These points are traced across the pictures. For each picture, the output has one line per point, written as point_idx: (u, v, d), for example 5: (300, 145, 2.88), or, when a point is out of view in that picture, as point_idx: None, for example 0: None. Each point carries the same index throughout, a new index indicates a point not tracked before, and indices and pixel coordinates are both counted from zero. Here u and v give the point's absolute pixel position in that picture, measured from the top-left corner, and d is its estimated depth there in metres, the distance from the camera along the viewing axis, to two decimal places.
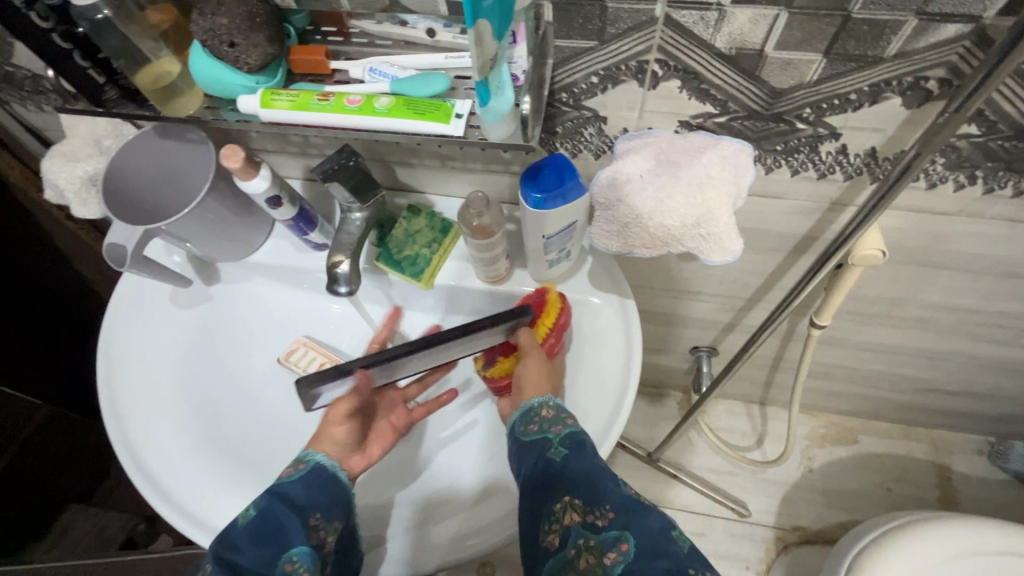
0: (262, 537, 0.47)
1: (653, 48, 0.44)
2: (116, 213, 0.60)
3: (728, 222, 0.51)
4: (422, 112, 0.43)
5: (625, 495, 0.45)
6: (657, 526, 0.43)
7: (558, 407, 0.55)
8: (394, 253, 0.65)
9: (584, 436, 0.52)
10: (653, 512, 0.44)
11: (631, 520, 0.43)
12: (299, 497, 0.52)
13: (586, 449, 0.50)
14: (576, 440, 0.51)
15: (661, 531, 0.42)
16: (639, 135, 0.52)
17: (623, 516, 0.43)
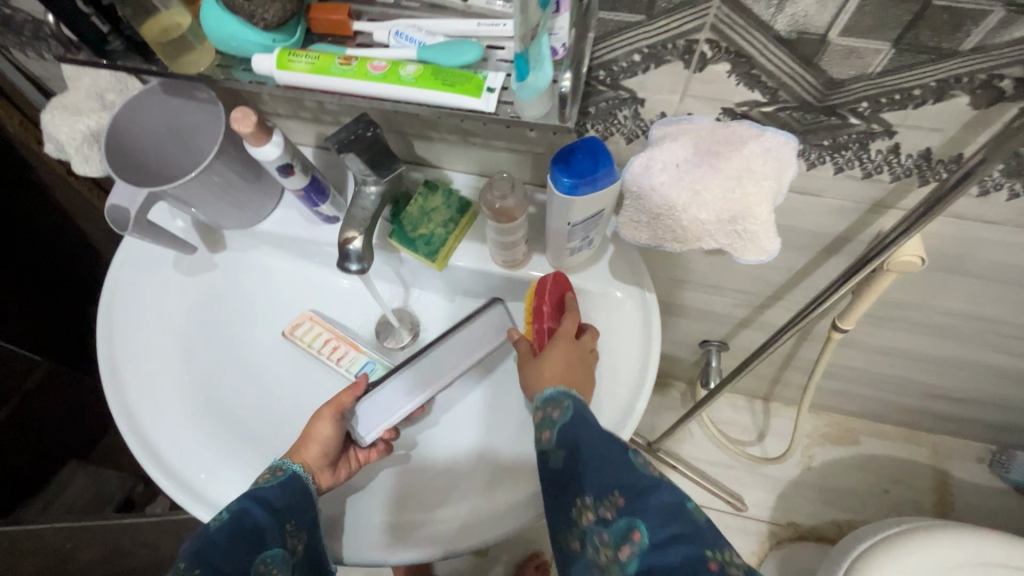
0: (239, 535, 0.45)
1: (705, 26, 0.40)
2: (118, 172, 0.57)
3: (766, 220, 0.49)
4: (453, 84, 0.40)
5: (633, 473, 0.44)
6: (667, 504, 0.42)
7: (546, 400, 0.52)
8: (408, 230, 0.63)
9: (588, 414, 0.50)
10: (662, 487, 0.43)
11: (638, 505, 0.42)
12: (281, 495, 0.51)
13: (587, 426, 0.48)
14: (578, 418, 0.49)
15: (672, 509, 0.42)
16: (678, 121, 0.49)
17: (631, 503, 0.42)
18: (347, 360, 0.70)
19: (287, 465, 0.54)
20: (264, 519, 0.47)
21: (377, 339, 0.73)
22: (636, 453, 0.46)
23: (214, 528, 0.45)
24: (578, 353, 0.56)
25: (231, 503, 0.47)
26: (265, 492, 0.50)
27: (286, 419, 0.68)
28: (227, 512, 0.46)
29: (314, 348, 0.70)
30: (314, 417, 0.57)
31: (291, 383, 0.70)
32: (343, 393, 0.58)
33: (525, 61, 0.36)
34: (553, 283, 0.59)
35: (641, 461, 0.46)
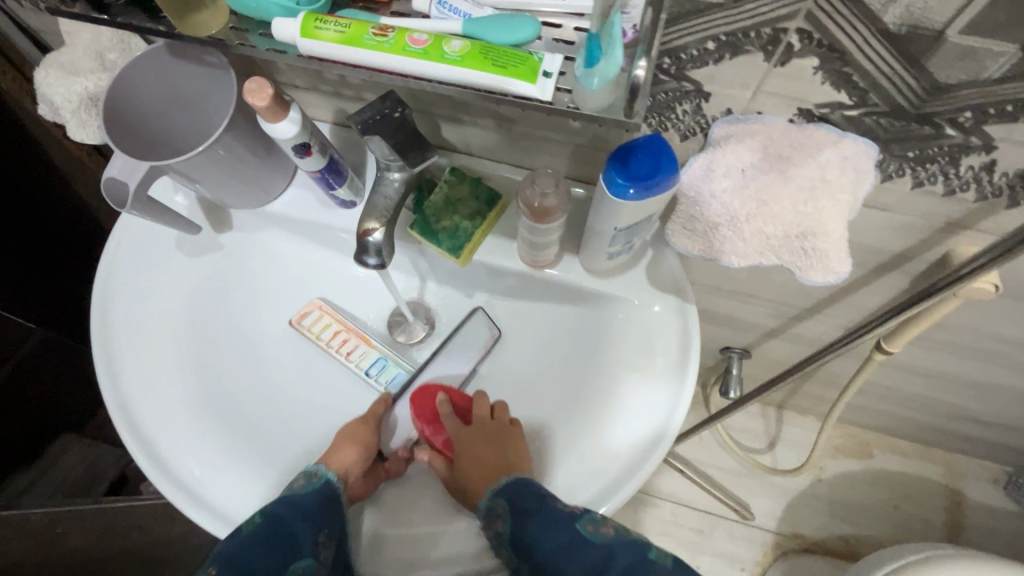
0: (269, 544, 0.46)
1: (800, 13, 0.35)
2: (117, 142, 0.51)
3: (839, 240, 0.44)
4: (504, 65, 0.34)
5: (587, 548, 0.46)
6: (626, 568, 0.45)
7: (485, 513, 0.53)
8: (431, 222, 0.58)
9: (523, 505, 0.51)
10: (616, 551, 0.46)
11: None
12: (315, 504, 0.51)
13: (534, 515, 0.50)
14: (521, 519, 0.50)
15: (636, 567, 0.45)
16: (744, 120, 0.44)
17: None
18: (357, 355, 0.66)
19: (322, 470, 0.54)
20: (298, 525, 0.48)
21: (389, 333, 0.69)
22: (585, 519, 0.48)
23: (245, 534, 0.47)
24: (481, 435, 0.57)
25: (265, 509, 0.49)
26: (297, 500, 0.50)
27: (291, 414, 0.64)
28: (260, 517, 0.48)
29: (323, 341, 0.66)
30: (352, 421, 0.60)
31: (298, 378, 0.66)
32: (376, 404, 0.62)
33: (601, 42, 0.32)
34: (420, 399, 0.61)
35: (592, 529, 0.47)
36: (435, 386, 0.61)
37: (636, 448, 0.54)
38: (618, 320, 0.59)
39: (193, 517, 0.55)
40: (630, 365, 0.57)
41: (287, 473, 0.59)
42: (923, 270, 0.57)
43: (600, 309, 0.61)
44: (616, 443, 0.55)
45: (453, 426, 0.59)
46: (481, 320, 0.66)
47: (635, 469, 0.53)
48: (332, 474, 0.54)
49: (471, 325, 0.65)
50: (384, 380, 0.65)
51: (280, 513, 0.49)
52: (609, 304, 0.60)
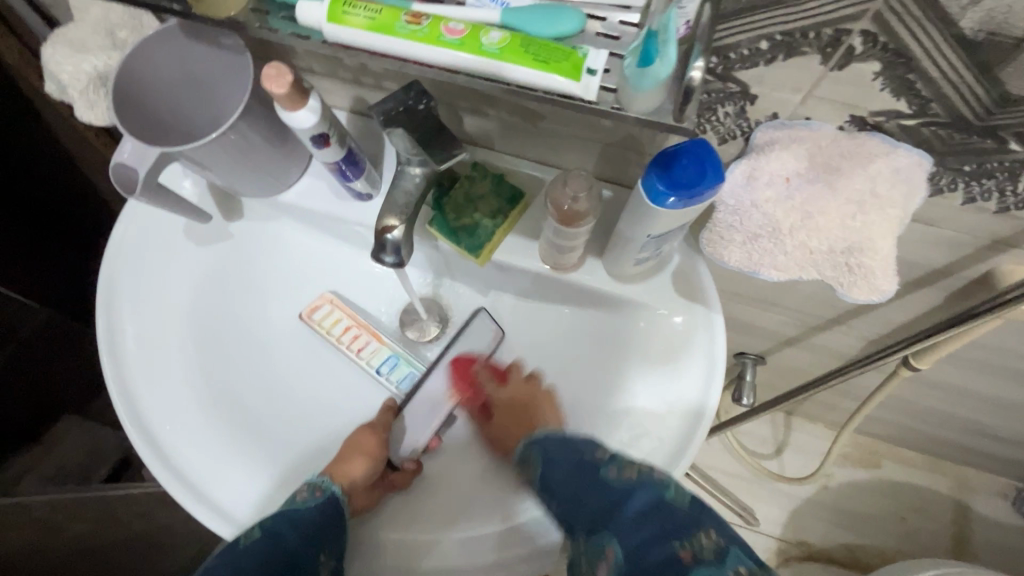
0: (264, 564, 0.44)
1: (867, 14, 0.32)
2: (126, 125, 0.49)
3: (887, 256, 0.44)
4: (546, 60, 0.32)
5: (606, 491, 0.45)
6: (640, 512, 0.43)
7: (522, 459, 0.53)
8: (451, 219, 0.56)
9: (551, 454, 0.50)
10: (634, 492, 0.44)
11: (614, 524, 0.44)
12: (315, 521, 0.48)
13: (559, 463, 0.49)
14: (548, 463, 0.49)
15: (646, 512, 0.42)
16: (791, 126, 0.41)
17: (605, 524, 0.44)
18: (368, 352, 0.64)
19: (327, 483, 0.51)
20: (298, 542, 0.46)
21: (401, 330, 0.67)
22: (609, 465, 0.47)
23: (242, 550, 0.45)
24: (523, 394, 0.58)
25: (263, 521, 0.47)
26: (297, 516, 0.48)
27: (299, 411, 0.62)
28: (259, 531, 0.46)
29: (333, 336, 0.64)
30: (359, 429, 0.57)
31: (306, 374, 0.64)
32: (384, 412, 0.58)
33: (661, 40, 0.30)
34: (457, 371, 0.59)
35: (615, 473, 0.46)
36: (473, 351, 0.60)
37: (679, 428, 0.54)
38: (639, 328, 0.58)
39: (198, 516, 0.53)
40: (653, 358, 0.56)
41: (295, 472, 0.58)
42: (962, 287, 0.55)
43: (621, 315, 0.59)
44: (651, 428, 0.54)
45: (491, 388, 0.59)
46: (484, 321, 0.62)
47: (681, 450, 0.52)
48: (336, 486, 0.51)
49: (474, 327, 0.61)
50: (395, 380, 0.63)
51: (278, 530, 0.46)
52: (628, 310, 0.58)
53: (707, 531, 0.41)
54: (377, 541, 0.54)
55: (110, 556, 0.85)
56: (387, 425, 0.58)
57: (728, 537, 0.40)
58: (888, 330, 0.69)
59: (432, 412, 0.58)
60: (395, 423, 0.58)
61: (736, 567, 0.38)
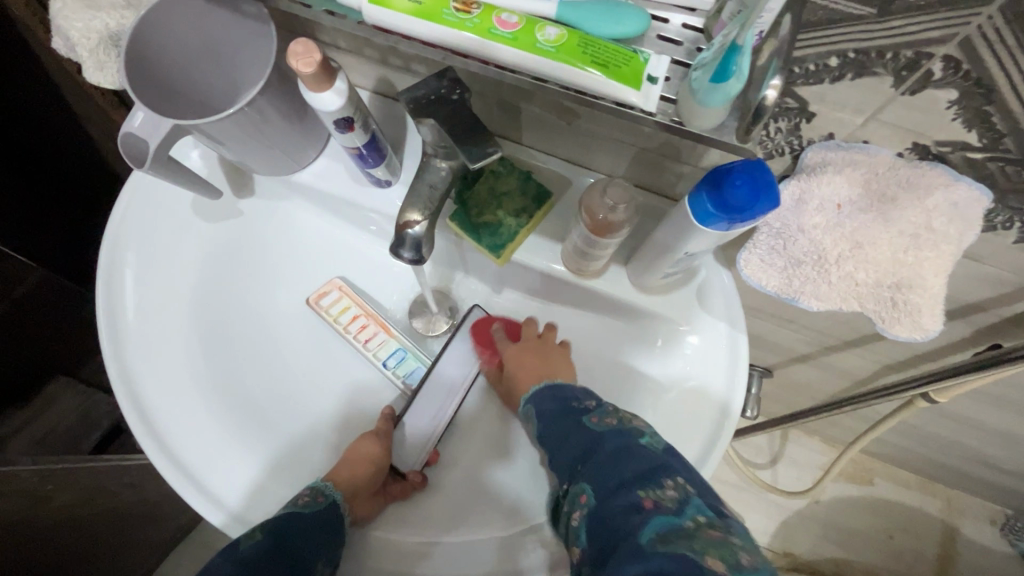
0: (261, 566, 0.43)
1: (954, 39, 0.30)
2: (135, 93, 0.45)
3: (934, 294, 0.43)
4: (606, 64, 0.32)
5: (586, 434, 0.44)
6: (613, 453, 0.41)
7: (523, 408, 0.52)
8: (472, 215, 0.54)
9: (543, 407, 0.50)
10: (607, 436, 0.43)
11: (591, 465, 0.42)
12: (313, 526, 0.47)
13: (547, 408, 0.49)
14: (538, 414, 0.50)
15: (618, 455, 0.41)
16: (847, 150, 0.38)
17: (580, 468, 0.42)
18: (376, 344, 0.62)
19: (328, 490, 0.49)
20: (302, 543, 0.45)
21: (409, 321, 0.65)
22: (593, 414, 0.46)
23: (244, 550, 0.43)
24: (534, 351, 0.56)
25: (265, 522, 0.45)
26: (297, 520, 0.46)
27: (300, 399, 0.60)
28: (260, 533, 0.44)
29: (341, 324, 0.62)
30: (358, 438, 0.55)
31: (311, 361, 0.62)
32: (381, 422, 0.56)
33: (740, 56, 0.30)
34: (477, 330, 0.60)
35: (597, 422, 0.45)
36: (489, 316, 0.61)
37: (703, 435, 0.51)
38: (658, 346, 0.56)
39: (191, 504, 0.51)
40: (672, 364, 0.55)
41: (297, 463, 0.55)
42: (994, 324, 0.52)
43: (639, 327, 0.57)
44: (667, 432, 0.52)
45: (506, 346, 0.58)
46: (481, 315, 0.61)
47: (706, 454, 0.50)
48: (339, 493, 0.50)
49: (473, 320, 0.60)
50: (402, 374, 0.61)
51: (284, 532, 0.45)
52: (646, 322, 0.56)
53: (672, 478, 0.38)
54: (366, 537, 0.52)
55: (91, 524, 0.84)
56: (389, 433, 0.56)
57: (692, 490, 0.38)
58: (905, 357, 0.66)
59: (444, 403, 0.58)
60: (397, 430, 0.57)
61: (694, 515, 0.35)
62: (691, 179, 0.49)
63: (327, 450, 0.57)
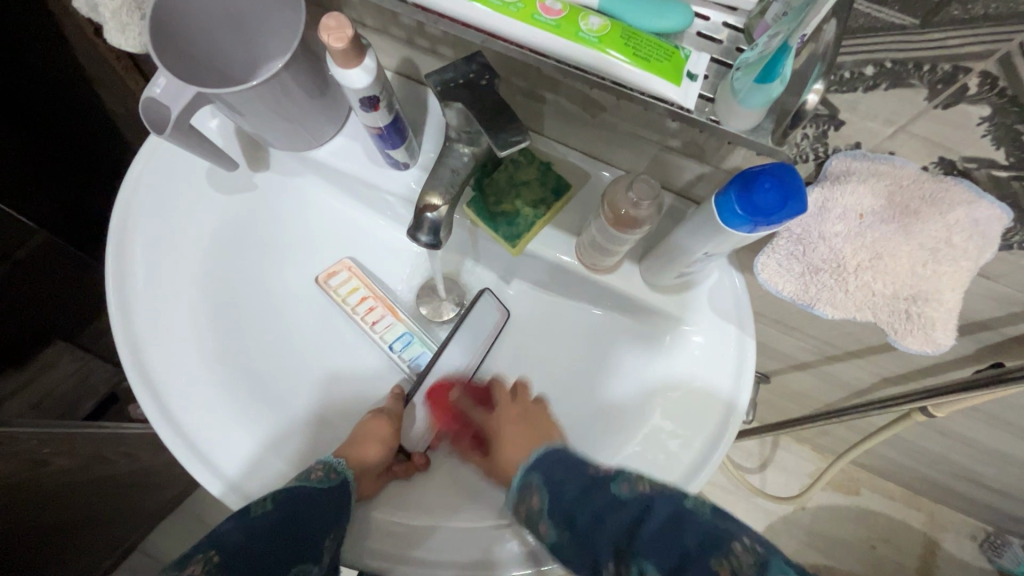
0: (274, 533, 0.44)
1: (993, 56, 0.30)
2: (162, 58, 0.45)
3: (949, 308, 0.44)
4: (646, 58, 0.34)
5: (621, 510, 0.39)
6: (660, 522, 0.38)
7: (517, 489, 0.46)
8: (490, 204, 0.54)
9: (556, 475, 0.44)
10: (653, 505, 0.39)
11: (640, 542, 0.37)
12: (322, 502, 0.47)
13: (568, 484, 0.43)
14: (554, 488, 0.43)
15: (669, 524, 0.38)
16: (873, 160, 0.38)
17: (629, 545, 0.38)
18: (383, 326, 0.61)
19: (341, 467, 0.50)
20: (310, 523, 0.45)
21: (416, 306, 0.65)
22: (619, 480, 0.41)
23: (253, 518, 0.44)
24: (515, 415, 0.53)
25: (277, 493, 0.46)
26: (309, 494, 0.47)
27: (304, 376, 0.60)
28: (271, 503, 0.45)
29: (349, 305, 0.62)
30: (368, 418, 0.55)
31: (317, 340, 0.62)
32: (390, 401, 0.57)
33: (787, 58, 0.30)
34: (433, 400, 0.57)
35: (628, 489, 0.40)
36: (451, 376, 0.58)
37: (705, 436, 0.52)
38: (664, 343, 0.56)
39: (192, 475, 0.51)
40: (677, 363, 0.55)
41: (300, 440, 0.55)
42: (1000, 342, 0.52)
43: (647, 323, 0.57)
44: (670, 426, 0.53)
45: (476, 414, 0.55)
46: (489, 302, 0.61)
47: (709, 452, 0.51)
48: (349, 471, 0.50)
49: (480, 306, 0.61)
50: (407, 358, 0.60)
51: (293, 506, 0.46)
52: (655, 319, 0.56)
53: (739, 540, 0.36)
54: (370, 517, 0.52)
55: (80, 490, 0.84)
56: (399, 412, 0.57)
57: (765, 546, 0.36)
58: (906, 370, 0.66)
59: (448, 389, 0.58)
60: (406, 410, 0.58)
61: None
62: (711, 180, 0.49)
63: (330, 429, 0.58)
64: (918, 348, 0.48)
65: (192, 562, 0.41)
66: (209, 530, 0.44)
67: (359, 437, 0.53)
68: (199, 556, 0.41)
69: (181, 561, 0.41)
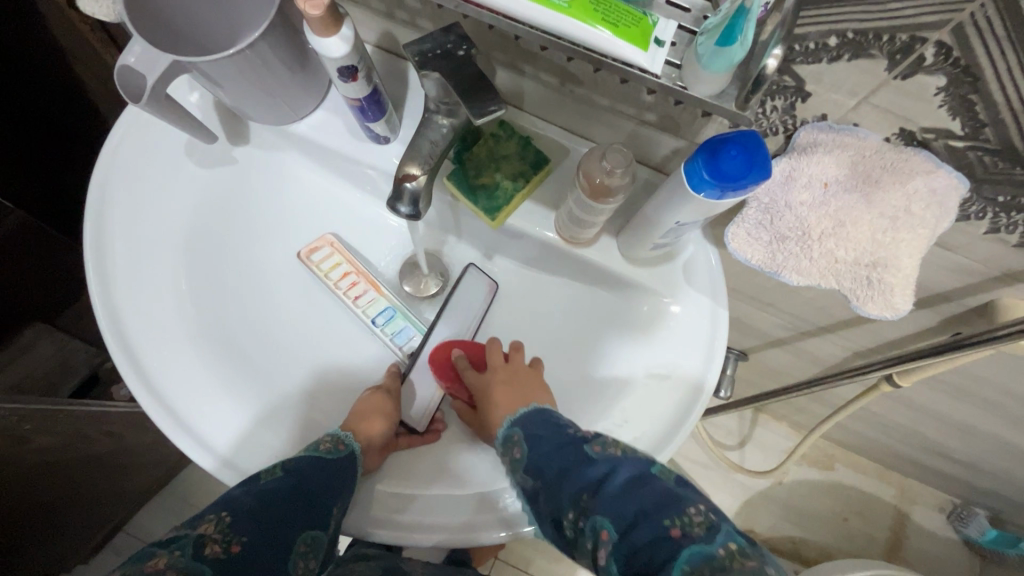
0: (287, 502, 0.45)
1: (948, 27, 0.31)
2: (138, 27, 0.44)
3: (908, 275, 0.46)
4: (615, 23, 0.34)
5: (588, 469, 0.43)
6: (626, 485, 0.41)
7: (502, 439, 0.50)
8: (470, 177, 0.55)
9: (536, 433, 0.48)
10: (620, 466, 0.42)
11: (603, 500, 0.41)
12: (329, 471, 0.49)
13: (545, 440, 0.47)
14: (533, 444, 0.47)
15: (632, 485, 0.41)
16: (838, 131, 0.40)
17: (593, 501, 0.41)
18: (365, 301, 0.62)
19: (349, 439, 0.51)
20: (316, 487, 0.47)
21: (399, 282, 0.65)
22: (593, 441, 0.45)
23: (264, 486, 0.46)
24: (503, 378, 0.54)
25: (286, 461, 0.48)
26: (318, 463, 0.49)
27: (286, 351, 0.60)
28: (281, 470, 0.47)
29: (331, 280, 0.62)
30: (367, 393, 0.57)
31: (300, 314, 0.63)
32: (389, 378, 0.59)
33: (746, 23, 0.31)
34: (433, 363, 0.59)
35: (599, 451, 0.44)
36: (449, 341, 0.59)
37: (677, 404, 0.54)
38: (641, 311, 0.57)
39: (177, 445, 0.51)
40: (654, 332, 0.56)
41: (285, 413, 0.56)
42: (960, 313, 0.54)
43: (625, 296, 0.58)
44: (644, 397, 0.54)
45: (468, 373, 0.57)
46: (477, 275, 0.62)
47: (683, 418, 0.53)
48: (357, 443, 0.51)
49: (467, 283, 0.62)
50: (390, 332, 0.61)
51: (304, 473, 0.47)
52: (632, 291, 0.58)
53: (696, 506, 0.39)
54: (371, 490, 0.53)
55: (59, 467, 0.84)
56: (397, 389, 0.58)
57: (716, 515, 0.39)
58: (874, 342, 0.69)
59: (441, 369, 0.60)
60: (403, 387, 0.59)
61: (726, 544, 0.37)
62: (685, 154, 0.50)
63: (314, 402, 0.58)
64: (881, 316, 0.50)
65: (205, 521, 0.42)
66: (222, 495, 0.45)
67: (364, 412, 0.54)
68: (211, 517, 0.43)
69: (195, 521, 0.43)
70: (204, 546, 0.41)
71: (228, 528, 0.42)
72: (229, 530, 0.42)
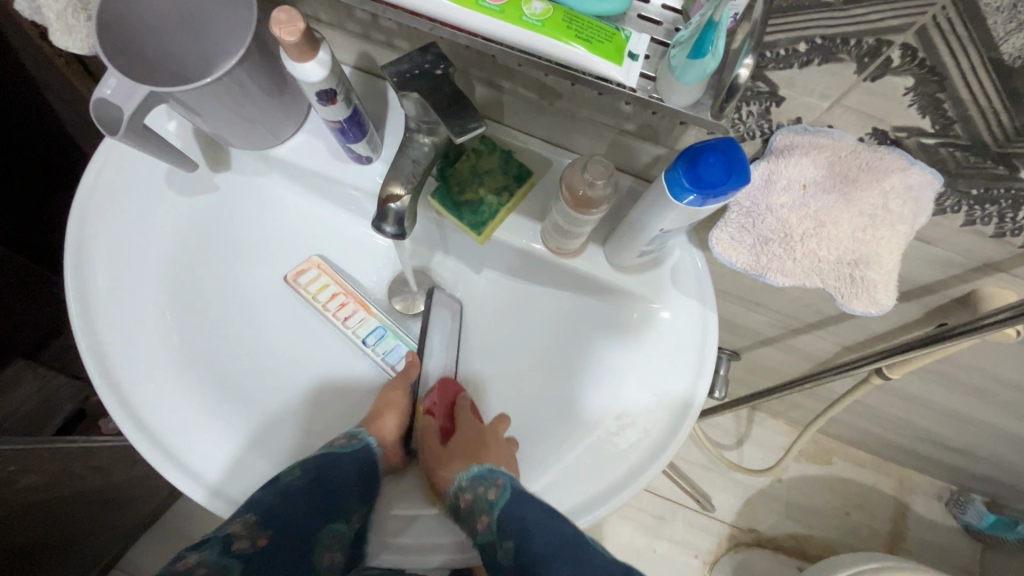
0: (308, 500, 0.46)
1: (912, 29, 0.32)
2: (113, 62, 0.44)
3: (889, 271, 0.47)
4: (588, 39, 0.35)
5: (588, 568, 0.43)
6: None
7: (474, 478, 0.49)
8: (454, 193, 0.55)
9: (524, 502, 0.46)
10: None
11: None
12: (351, 468, 0.50)
13: (534, 509, 0.46)
14: (520, 507, 0.46)
15: None
16: (814, 133, 0.40)
17: None
18: (355, 322, 0.62)
19: (361, 433, 0.52)
20: (337, 485, 0.48)
21: (390, 301, 0.65)
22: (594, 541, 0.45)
23: (285, 484, 0.46)
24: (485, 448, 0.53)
25: (304, 460, 0.48)
26: (337, 461, 0.50)
27: (276, 375, 0.60)
28: (300, 470, 0.47)
29: (319, 302, 0.62)
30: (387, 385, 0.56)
31: (289, 337, 0.62)
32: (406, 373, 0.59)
33: (716, 33, 0.32)
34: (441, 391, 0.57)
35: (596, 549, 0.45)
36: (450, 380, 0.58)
37: (671, 410, 0.54)
38: (631, 318, 0.57)
39: (166, 478, 0.50)
40: (645, 337, 0.56)
41: (276, 438, 0.55)
42: (944, 305, 0.55)
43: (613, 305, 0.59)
44: (638, 405, 0.54)
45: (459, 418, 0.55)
46: (441, 299, 0.62)
47: (676, 423, 0.53)
48: (371, 438, 0.52)
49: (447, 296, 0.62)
50: (382, 352, 0.61)
51: (323, 472, 0.48)
52: (620, 299, 0.58)
53: None
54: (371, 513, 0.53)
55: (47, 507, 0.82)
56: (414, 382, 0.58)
57: None
58: (862, 336, 0.69)
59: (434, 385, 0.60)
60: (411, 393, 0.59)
61: None
62: (666, 161, 0.50)
63: (306, 427, 0.57)
64: (866, 310, 0.51)
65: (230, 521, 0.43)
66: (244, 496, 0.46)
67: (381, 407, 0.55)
68: (237, 516, 0.44)
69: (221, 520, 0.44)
70: (232, 542, 0.42)
71: (255, 525, 0.44)
72: (255, 527, 0.43)
